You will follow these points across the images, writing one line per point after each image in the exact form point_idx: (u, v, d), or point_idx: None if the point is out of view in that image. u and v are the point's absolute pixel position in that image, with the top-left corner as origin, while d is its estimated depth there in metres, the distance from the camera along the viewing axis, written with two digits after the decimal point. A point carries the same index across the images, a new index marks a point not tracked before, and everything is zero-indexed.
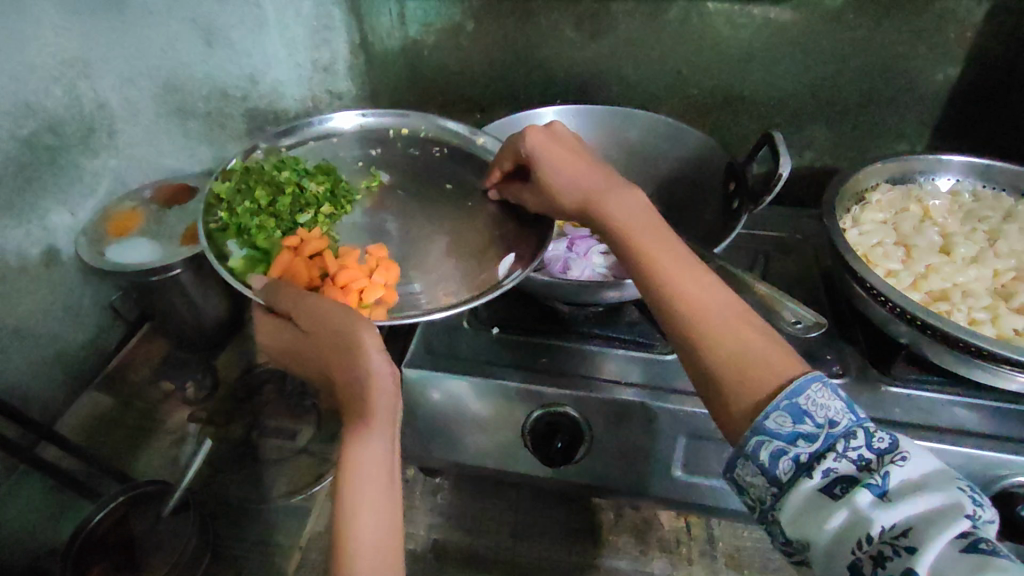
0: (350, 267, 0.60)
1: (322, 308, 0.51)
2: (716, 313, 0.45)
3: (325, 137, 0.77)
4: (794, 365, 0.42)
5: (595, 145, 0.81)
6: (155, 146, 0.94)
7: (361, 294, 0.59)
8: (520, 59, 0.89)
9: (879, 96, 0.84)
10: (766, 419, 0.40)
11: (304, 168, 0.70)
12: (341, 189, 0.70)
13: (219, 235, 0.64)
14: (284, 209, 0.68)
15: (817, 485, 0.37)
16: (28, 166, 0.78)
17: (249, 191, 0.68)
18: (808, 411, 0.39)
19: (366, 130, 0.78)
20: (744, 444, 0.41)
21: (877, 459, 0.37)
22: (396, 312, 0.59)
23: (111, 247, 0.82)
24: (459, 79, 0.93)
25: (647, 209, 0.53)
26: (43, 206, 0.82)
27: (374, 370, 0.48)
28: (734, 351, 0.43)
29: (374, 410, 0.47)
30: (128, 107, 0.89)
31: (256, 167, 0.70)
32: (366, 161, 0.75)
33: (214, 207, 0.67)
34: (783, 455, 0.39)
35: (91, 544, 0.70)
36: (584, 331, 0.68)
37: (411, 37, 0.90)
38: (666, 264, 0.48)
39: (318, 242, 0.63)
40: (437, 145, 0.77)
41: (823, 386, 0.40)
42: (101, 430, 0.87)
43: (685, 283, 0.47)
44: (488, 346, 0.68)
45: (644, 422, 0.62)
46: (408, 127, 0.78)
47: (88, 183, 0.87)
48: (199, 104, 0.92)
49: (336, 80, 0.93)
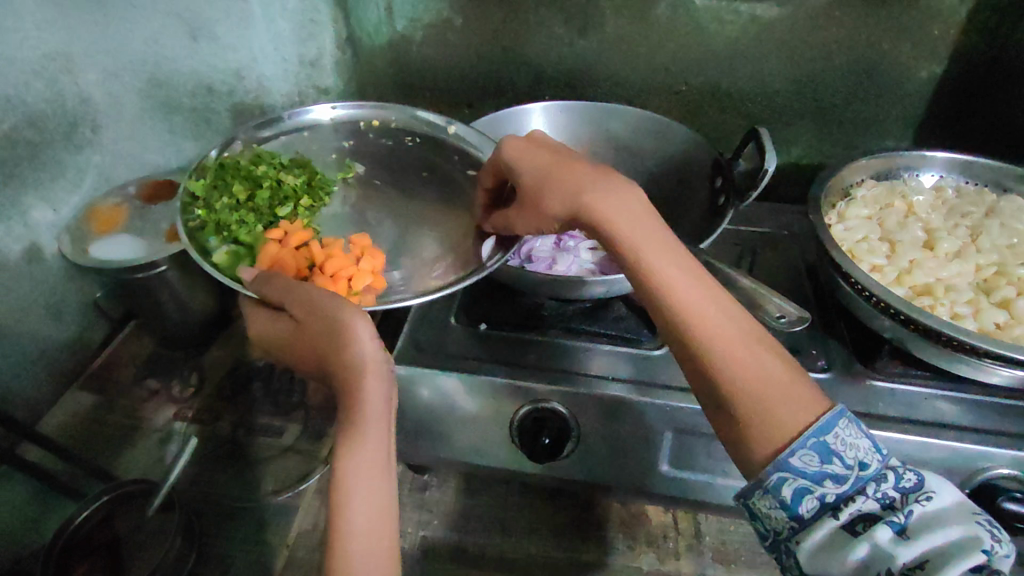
0: (337, 256, 0.60)
1: (317, 296, 0.52)
2: (740, 345, 0.43)
3: (298, 130, 0.76)
4: (813, 403, 0.41)
5: (582, 141, 0.81)
6: (139, 141, 0.93)
7: (350, 281, 0.59)
8: (508, 55, 0.89)
9: (865, 93, 0.84)
10: (792, 457, 0.40)
11: (280, 162, 0.70)
12: (318, 181, 0.70)
13: (198, 233, 0.62)
14: (264, 202, 0.67)
15: (841, 523, 0.38)
16: (8, 162, 0.77)
17: (226, 187, 0.67)
18: (836, 451, 0.40)
19: (339, 123, 0.77)
20: (765, 479, 0.41)
21: (901, 497, 0.38)
22: (387, 296, 0.60)
23: (95, 245, 0.81)
24: (447, 75, 0.93)
25: (643, 203, 0.49)
26: (26, 202, 0.80)
27: (369, 358, 0.48)
28: (754, 383, 0.42)
29: (367, 401, 0.47)
30: (110, 101, 0.87)
31: (231, 161, 0.68)
32: (340, 153, 0.75)
33: (191, 206, 0.65)
34: (808, 494, 0.39)
35: (74, 543, 0.70)
36: (572, 326, 0.69)
37: (399, 33, 0.89)
38: (686, 279, 0.46)
39: (302, 232, 0.63)
40: (408, 135, 0.77)
41: (850, 423, 0.41)
42: (85, 428, 0.86)
43: (710, 310, 0.45)
44: (475, 343, 0.67)
45: (630, 418, 0.62)
46: (380, 118, 0.78)
47: (73, 178, 0.86)
48: (185, 99, 0.91)
49: (322, 75, 0.92)
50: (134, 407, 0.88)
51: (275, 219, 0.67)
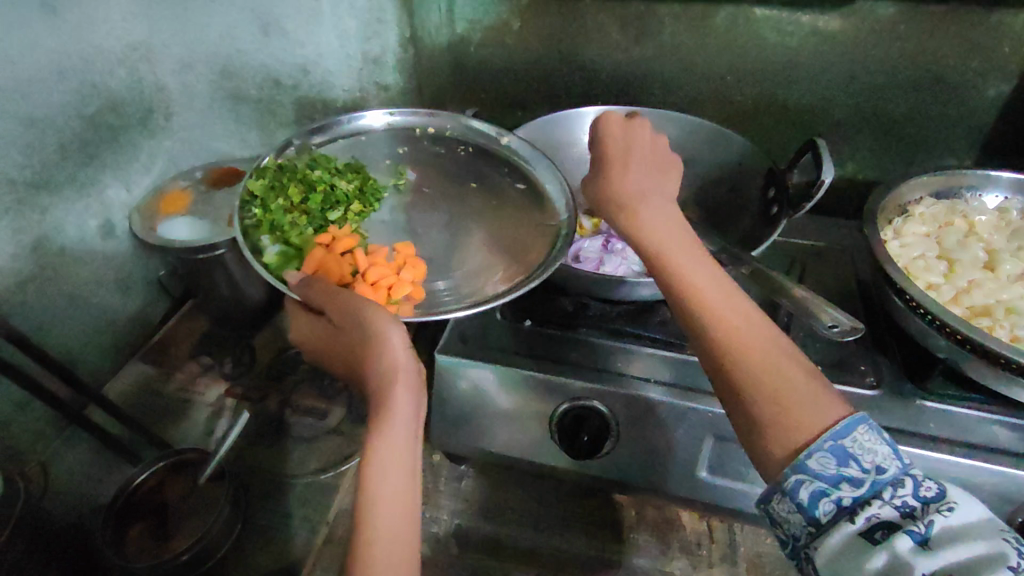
0: (379, 264, 0.62)
1: (353, 300, 0.53)
2: (756, 346, 0.44)
3: (355, 135, 0.79)
4: (830, 408, 0.41)
5: None
6: (207, 130, 0.99)
7: (390, 290, 0.60)
8: (564, 58, 0.90)
9: (927, 110, 0.82)
10: (808, 459, 0.40)
11: (335, 167, 0.72)
12: (369, 187, 0.71)
13: (253, 232, 0.66)
14: (316, 206, 0.69)
15: (858, 529, 0.38)
16: (92, 143, 0.83)
17: (283, 189, 0.70)
18: (853, 455, 0.39)
19: (394, 129, 0.80)
20: (782, 481, 0.41)
21: (922, 507, 0.38)
22: (424, 307, 0.61)
23: (163, 225, 0.86)
24: (503, 77, 0.95)
25: (676, 218, 0.53)
26: (103, 181, 0.86)
27: (400, 366, 0.50)
28: (770, 384, 0.42)
29: (397, 409, 0.48)
30: (184, 92, 0.94)
31: (289, 164, 0.71)
32: (392, 160, 0.77)
33: (249, 205, 0.69)
34: (824, 497, 0.39)
35: (133, 504, 0.74)
36: (618, 328, 0.69)
37: (458, 34, 0.93)
38: (711, 292, 0.47)
39: (348, 240, 0.65)
40: (460, 144, 0.79)
41: (869, 429, 0.40)
42: (143, 397, 0.91)
43: (731, 319, 0.45)
44: (517, 338, 0.69)
45: (668, 420, 0.62)
46: (435, 126, 0.80)
47: (145, 161, 0.92)
48: (253, 90, 0.94)
49: (383, 73, 0.91)
50: (189, 380, 0.92)
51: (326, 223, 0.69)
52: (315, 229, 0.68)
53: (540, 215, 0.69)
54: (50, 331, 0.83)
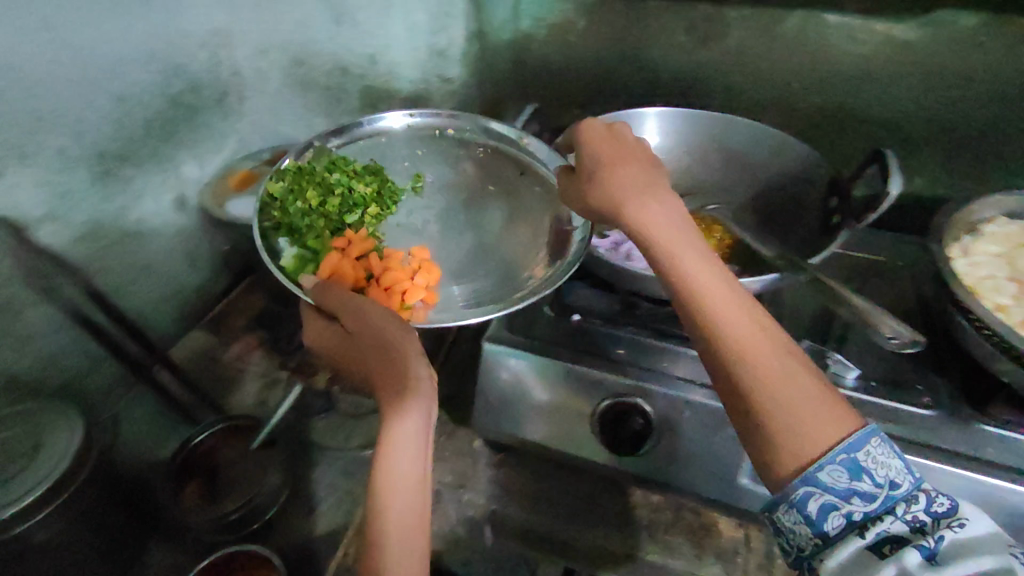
0: (395, 270, 0.61)
1: (372, 314, 0.54)
2: (769, 356, 0.43)
3: (374, 137, 0.77)
4: (843, 420, 0.41)
5: (695, 148, 0.82)
6: (277, 116, 1.01)
7: (404, 295, 0.59)
8: (627, 58, 0.90)
9: (1005, 127, 0.79)
10: (819, 471, 0.40)
11: (353, 170, 0.70)
12: (388, 190, 0.70)
13: (271, 235, 0.65)
14: (334, 209, 0.67)
15: (866, 544, 0.39)
16: (171, 120, 0.86)
17: (302, 191, 0.68)
18: (867, 469, 0.40)
19: (414, 130, 0.78)
20: (791, 492, 0.41)
21: (932, 522, 0.39)
22: (439, 312, 0.60)
23: (230, 201, 0.89)
24: (564, 75, 0.95)
25: (683, 219, 0.51)
26: (180, 158, 0.90)
27: (415, 381, 0.51)
28: (785, 398, 0.41)
29: (409, 422, 0.49)
30: (259, 76, 0.96)
31: (308, 166, 0.69)
32: (411, 163, 0.75)
33: (269, 207, 0.67)
34: (834, 511, 0.40)
35: (192, 460, 0.76)
36: (664, 329, 0.69)
37: (522, 30, 0.94)
38: (722, 305, 0.45)
39: (363, 244, 0.64)
40: (479, 146, 0.77)
41: (883, 443, 0.41)
42: (201, 364, 0.95)
43: (743, 336, 0.44)
44: (564, 332, 0.69)
45: (712, 425, 0.62)
46: (454, 128, 0.78)
47: (217, 141, 0.96)
48: (321, 77, 0.98)
49: (448, 66, 0.98)
50: (245, 351, 0.96)
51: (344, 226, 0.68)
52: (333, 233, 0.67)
53: (555, 225, 0.68)
54: (126, 295, 0.87)
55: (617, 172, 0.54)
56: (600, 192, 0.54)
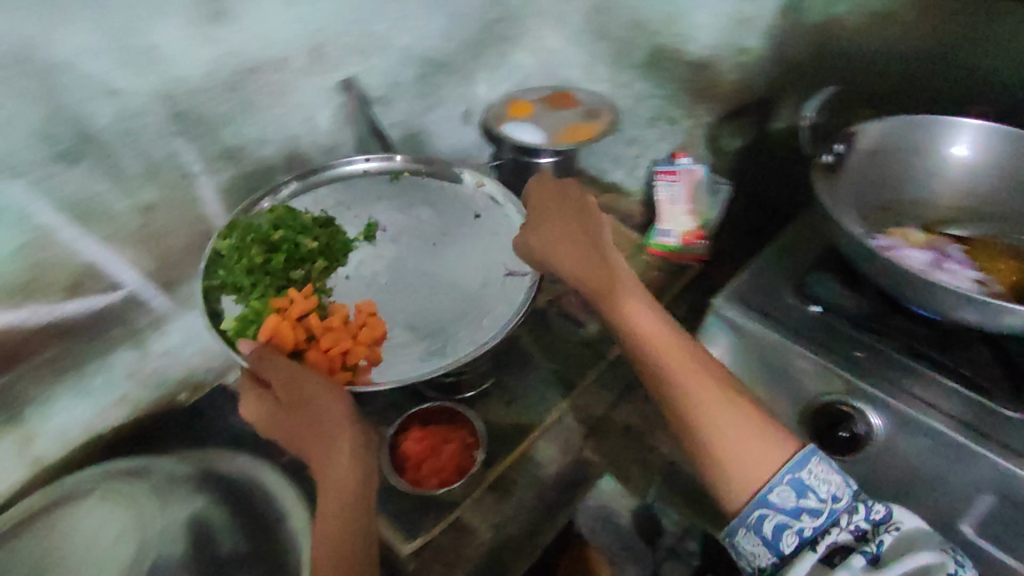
0: (336, 330, 0.64)
1: (298, 372, 0.56)
2: (707, 401, 0.50)
3: (337, 180, 0.79)
4: (777, 443, 0.48)
5: (1009, 174, 0.70)
6: (565, 57, 1.09)
7: (345, 355, 0.63)
8: (949, 63, 0.80)
9: None
10: (771, 493, 0.46)
11: (303, 222, 0.70)
12: (339, 242, 0.72)
13: (215, 294, 0.67)
14: (279, 266, 0.68)
15: (818, 556, 0.45)
16: (481, 43, 0.98)
17: (245, 249, 0.67)
18: (810, 487, 0.46)
19: (371, 176, 0.81)
20: (749, 517, 0.47)
21: (872, 528, 0.45)
22: (382, 372, 0.63)
23: (507, 124, 0.96)
24: (867, 69, 0.86)
25: (623, 273, 0.59)
26: (478, 75, 1.01)
27: (335, 413, 0.53)
28: (727, 436, 0.48)
29: (336, 450, 0.51)
30: (559, 19, 1.05)
31: (249, 223, 0.69)
32: (366, 215, 0.77)
33: (216, 266, 0.68)
34: (788, 529, 0.46)
35: None
36: (918, 349, 0.60)
37: (834, 14, 0.84)
38: (670, 358, 0.53)
39: (303, 304, 0.64)
40: (440, 193, 0.80)
41: (820, 460, 0.47)
42: None
43: (687, 381, 0.51)
44: (797, 318, 0.65)
45: (946, 461, 0.57)
46: (413, 170, 0.82)
47: (510, 71, 1.06)
48: (616, 29, 1.01)
49: (746, 36, 0.90)
50: None
51: (290, 283, 0.69)
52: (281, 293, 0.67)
53: (504, 272, 0.71)
54: None
55: (590, 245, 0.60)
56: (553, 248, 0.61)
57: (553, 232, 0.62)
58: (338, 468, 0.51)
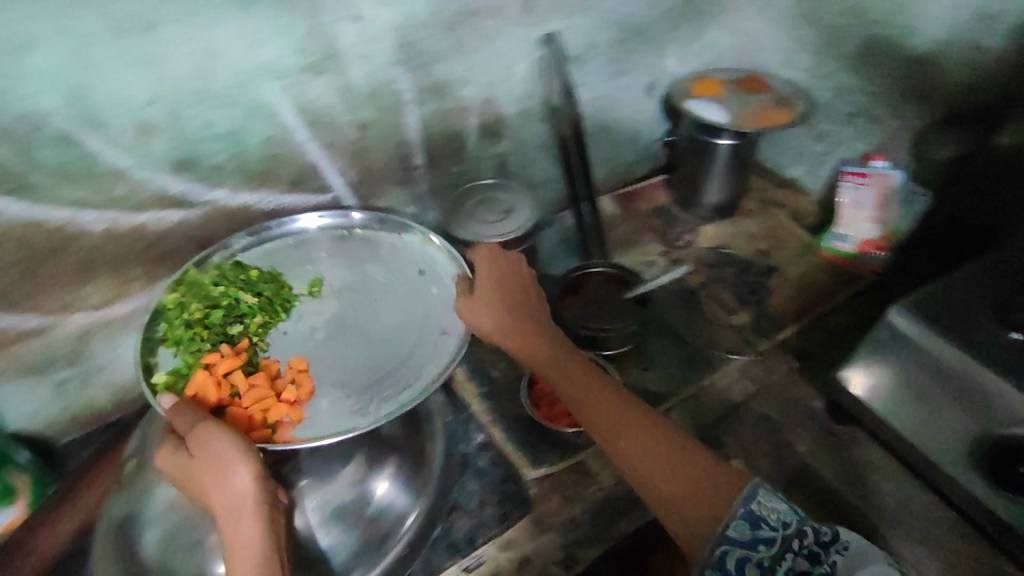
0: (258, 385, 0.55)
1: (212, 435, 0.48)
2: (664, 467, 0.49)
3: (288, 241, 0.72)
4: (723, 486, 0.47)
5: None
6: (763, 40, 1.03)
7: (264, 411, 0.54)
8: None
9: None
10: (728, 530, 0.44)
11: (246, 276, 0.64)
12: (281, 296, 0.64)
13: (151, 351, 0.59)
14: (217, 319, 0.61)
15: None
16: (679, 16, 0.96)
17: (186, 306, 0.61)
18: (762, 517, 0.44)
19: (325, 234, 0.73)
20: (711, 559, 0.43)
21: (822, 550, 0.44)
22: (305, 429, 0.54)
23: (693, 100, 0.92)
24: None
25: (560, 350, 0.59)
26: (669, 49, 0.99)
27: (236, 493, 0.46)
28: (684, 493, 0.48)
29: (236, 527, 0.46)
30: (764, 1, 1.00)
31: (195, 278, 0.64)
32: (315, 267, 0.69)
33: (159, 318, 0.62)
34: (750, 563, 0.43)
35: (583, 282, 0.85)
36: None
37: None
38: (618, 427, 0.53)
39: (230, 359, 0.56)
40: (394, 252, 0.71)
41: (766, 491, 0.46)
42: None
43: (626, 436, 0.52)
44: (996, 343, 0.57)
45: None
46: (370, 229, 0.73)
47: (701, 48, 1.03)
48: (829, 15, 0.93)
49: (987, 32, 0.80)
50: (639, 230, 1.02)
51: (225, 339, 0.60)
52: (214, 346, 0.59)
53: (437, 333, 0.62)
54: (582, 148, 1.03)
55: (530, 318, 0.60)
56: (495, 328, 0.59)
57: (498, 305, 0.60)
58: (239, 541, 0.45)
